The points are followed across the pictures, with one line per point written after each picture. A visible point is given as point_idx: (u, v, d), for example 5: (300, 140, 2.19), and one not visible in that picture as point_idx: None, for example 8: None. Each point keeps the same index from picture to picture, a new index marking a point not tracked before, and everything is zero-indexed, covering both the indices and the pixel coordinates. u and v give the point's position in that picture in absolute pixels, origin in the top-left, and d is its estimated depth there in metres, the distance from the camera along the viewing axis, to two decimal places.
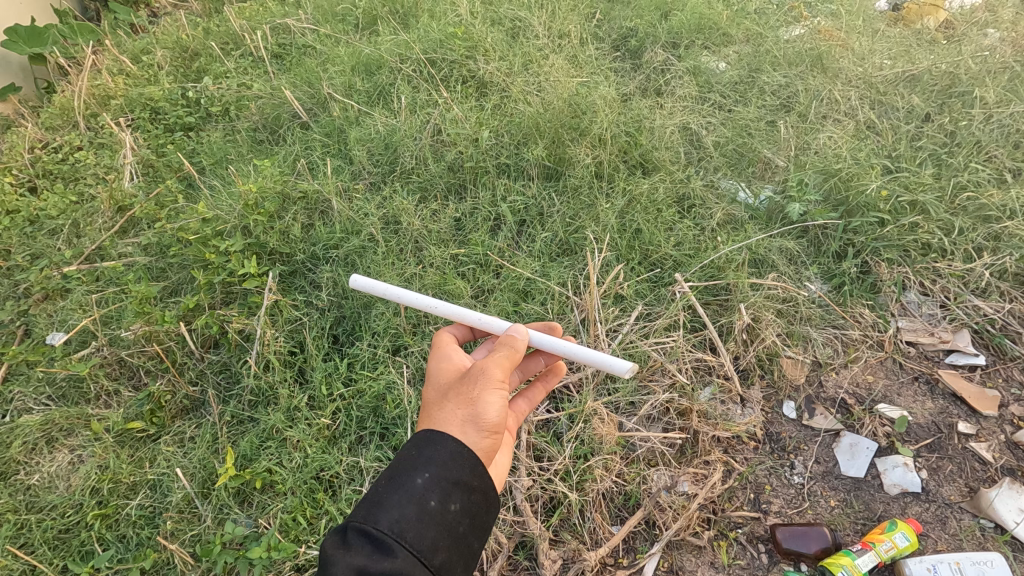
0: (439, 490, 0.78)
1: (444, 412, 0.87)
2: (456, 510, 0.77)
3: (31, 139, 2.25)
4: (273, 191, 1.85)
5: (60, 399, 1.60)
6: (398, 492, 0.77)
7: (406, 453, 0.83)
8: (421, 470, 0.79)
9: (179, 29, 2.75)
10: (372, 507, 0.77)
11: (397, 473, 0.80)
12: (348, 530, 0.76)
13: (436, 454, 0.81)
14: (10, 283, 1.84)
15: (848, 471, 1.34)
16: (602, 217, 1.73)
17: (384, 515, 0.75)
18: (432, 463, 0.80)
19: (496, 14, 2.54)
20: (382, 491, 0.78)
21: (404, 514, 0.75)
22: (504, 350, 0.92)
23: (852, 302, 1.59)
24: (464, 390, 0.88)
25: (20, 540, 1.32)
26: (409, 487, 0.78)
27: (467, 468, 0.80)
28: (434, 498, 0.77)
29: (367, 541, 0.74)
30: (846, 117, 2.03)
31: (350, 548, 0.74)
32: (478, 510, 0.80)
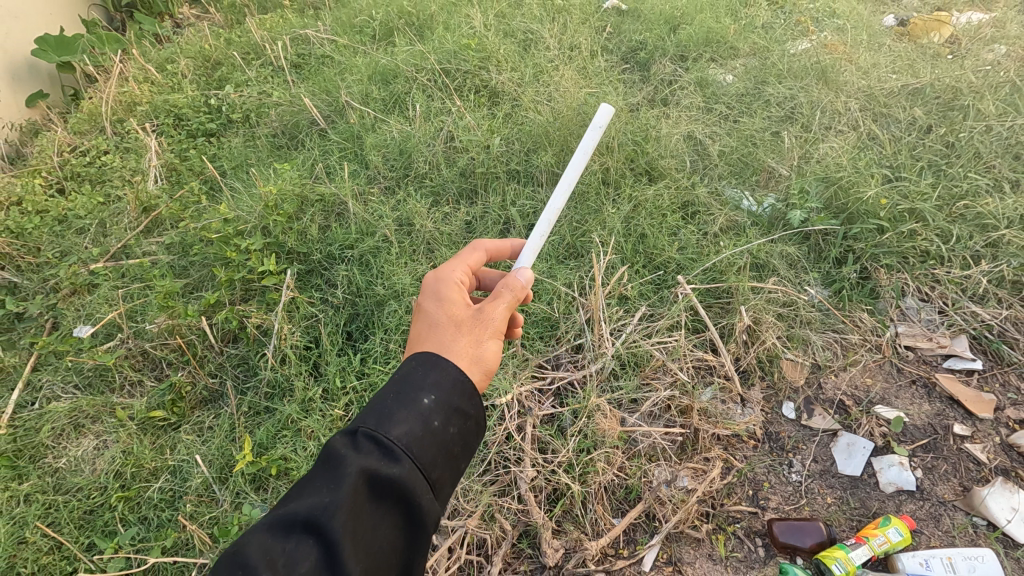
0: (443, 413, 0.80)
1: (455, 345, 0.88)
2: (454, 433, 0.80)
3: (61, 142, 2.36)
4: (293, 193, 1.93)
5: (86, 388, 1.67)
6: (406, 408, 0.78)
7: (411, 373, 0.83)
8: (428, 390, 0.81)
9: (202, 40, 2.86)
10: (380, 417, 0.78)
11: (405, 388, 0.81)
12: (355, 433, 0.76)
13: (441, 379, 0.82)
14: (40, 278, 1.92)
15: (845, 470, 1.38)
16: (608, 221, 1.79)
17: (394, 427, 0.76)
18: (438, 387, 0.81)
19: (509, 27, 2.63)
20: (389, 404, 0.79)
21: (411, 429, 0.77)
22: (516, 295, 0.93)
23: (852, 306, 1.63)
24: (474, 328, 0.90)
25: (47, 519, 1.39)
26: (416, 405, 0.79)
27: (467, 396, 0.83)
28: (438, 418, 0.79)
29: (376, 447, 0.75)
30: (848, 129, 2.07)
31: (358, 450, 0.75)
32: (471, 436, 0.83)
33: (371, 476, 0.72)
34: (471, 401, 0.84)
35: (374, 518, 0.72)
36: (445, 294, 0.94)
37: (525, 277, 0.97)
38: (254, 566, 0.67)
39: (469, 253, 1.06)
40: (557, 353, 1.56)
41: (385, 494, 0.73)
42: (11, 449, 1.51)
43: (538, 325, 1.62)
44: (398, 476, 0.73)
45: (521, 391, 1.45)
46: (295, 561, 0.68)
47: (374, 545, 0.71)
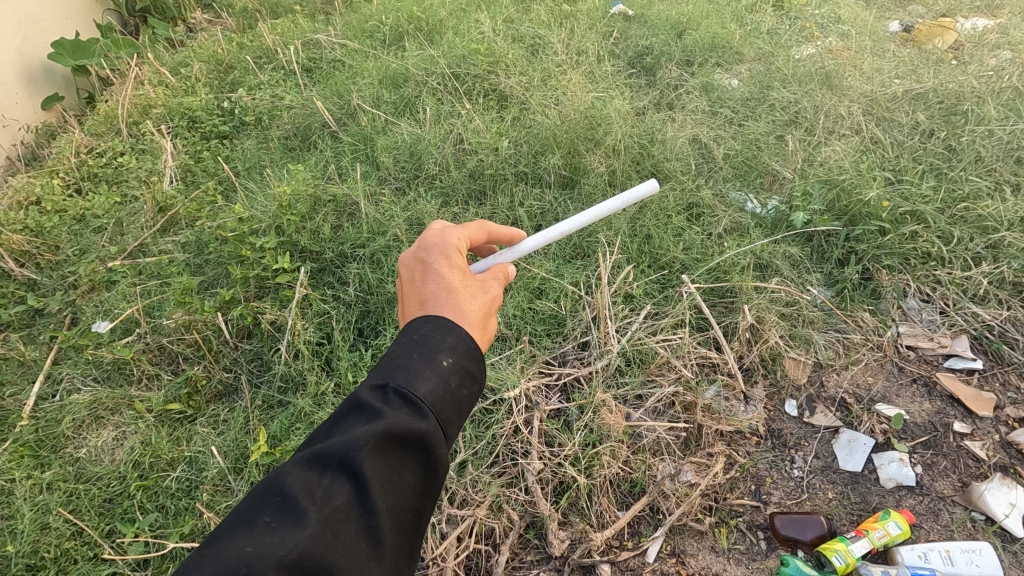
0: (459, 375, 0.84)
1: (472, 311, 0.95)
2: (467, 394, 0.85)
3: (78, 143, 2.41)
4: (306, 194, 1.98)
5: (104, 381, 1.71)
6: (429, 368, 0.82)
7: (435, 334, 0.87)
8: (446, 353, 0.85)
9: (216, 44, 2.92)
10: (408, 373, 0.81)
11: (426, 349, 0.85)
12: (385, 388, 0.80)
13: (457, 343, 0.87)
14: (60, 275, 1.97)
15: (846, 466, 1.40)
16: (614, 222, 1.83)
17: (420, 385, 0.80)
18: (454, 350, 0.86)
19: (517, 32, 2.68)
20: (414, 362, 0.83)
21: (435, 388, 0.81)
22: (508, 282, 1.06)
23: (853, 306, 1.66)
24: (483, 299, 0.98)
25: (69, 505, 1.43)
26: (438, 366, 0.83)
27: (479, 362, 0.89)
28: (455, 380, 0.84)
29: (404, 402, 0.79)
30: (851, 133, 2.11)
31: (387, 402, 0.78)
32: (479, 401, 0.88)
33: (403, 427, 0.75)
34: (480, 366, 0.89)
35: (400, 464, 0.75)
36: (456, 261, 0.99)
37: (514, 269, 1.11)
38: (292, 494, 0.69)
39: (470, 224, 1.11)
40: (563, 349, 1.60)
41: (412, 444, 0.76)
42: (33, 440, 1.56)
43: (545, 323, 1.66)
44: (424, 430, 0.77)
45: (529, 386, 1.49)
46: (331, 494, 0.70)
47: (399, 490, 0.75)
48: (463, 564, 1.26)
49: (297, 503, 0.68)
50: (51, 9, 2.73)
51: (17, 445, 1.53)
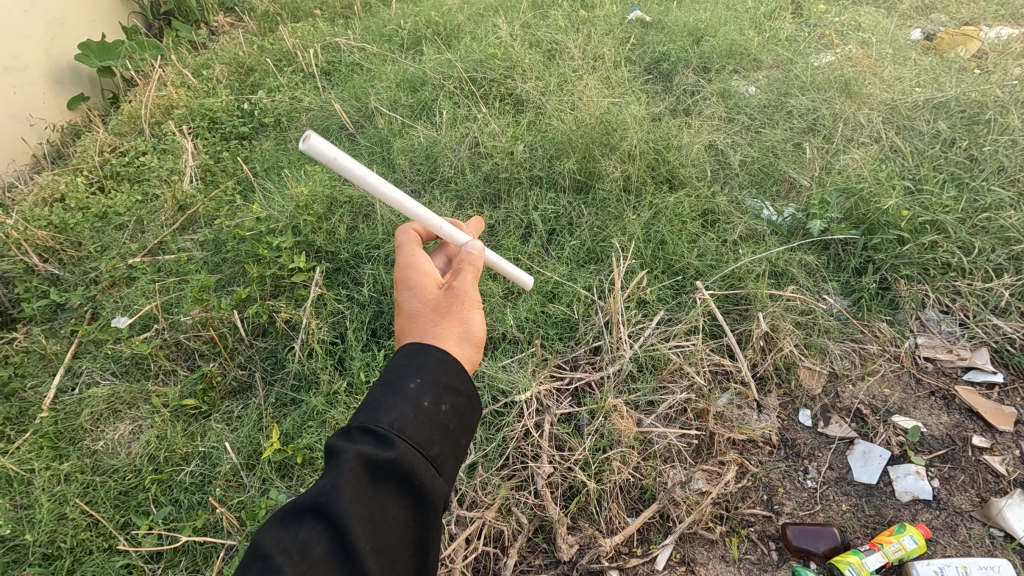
0: (431, 394, 0.86)
1: (438, 327, 0.97)
2: (448, 409, 0.86)
3: (102, 143, 2.46)
4: (323, 195, 2.01)
5: (123, 375, 1.74)
6: (394, 396, 0.85)
7: (402, 363, 0.91)
8: (414, 375, 0.88)
9: (237, 47, 2.98)
10: (373, 410, 0.84)
11: (393, 380, 0.88)
12: (351, 427, 0.81)
13: (425, 363, 0.90)
14: (82, 271, 2.02)
15: (861, 477, 1.38)
16: (628, 227, 1.82)
17: (384, 414, 0.82)
18: (422, 371, 0.89)
19: (534, 37, 2.70)
20: (381, 397, 0.85)
21: (402, 414, 0.82)
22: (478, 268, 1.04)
23: (870, 317, 1.64)
24: (452, 308, 0.99)
25: (86, 497, 1.46)
26: (405, 390, 0.86)
27: (455, 374, 0.91)
28: (427, 399, 0.85)
29: (370, 436, 0.80)
30: (871, 141, 2.08)
31: (353, 441, 0.79)
32: (466, 411, 0.89)
33: (368, 461, 0.76)
34: (461, 378, 0.91)
35: (379, 500, 0.76)
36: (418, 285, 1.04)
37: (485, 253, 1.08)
38: (270, 555, 0.71)
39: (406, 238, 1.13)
40: (575, 353, 1.59)
41: (386, 476, 0.77)
42: (52, 431, 1.59)
43: (558, 326, 1.65)
44: (395, 458, 0.77)
45: (540, 389, 1.48)
46: (308, 546, 0.72)
47: (384, 526, 0.75)
48: (470, 566, 1.26)
49: (275, 561, 0.70)
50: (78, 12, 2.79)
51: (38, 436, 1.57)
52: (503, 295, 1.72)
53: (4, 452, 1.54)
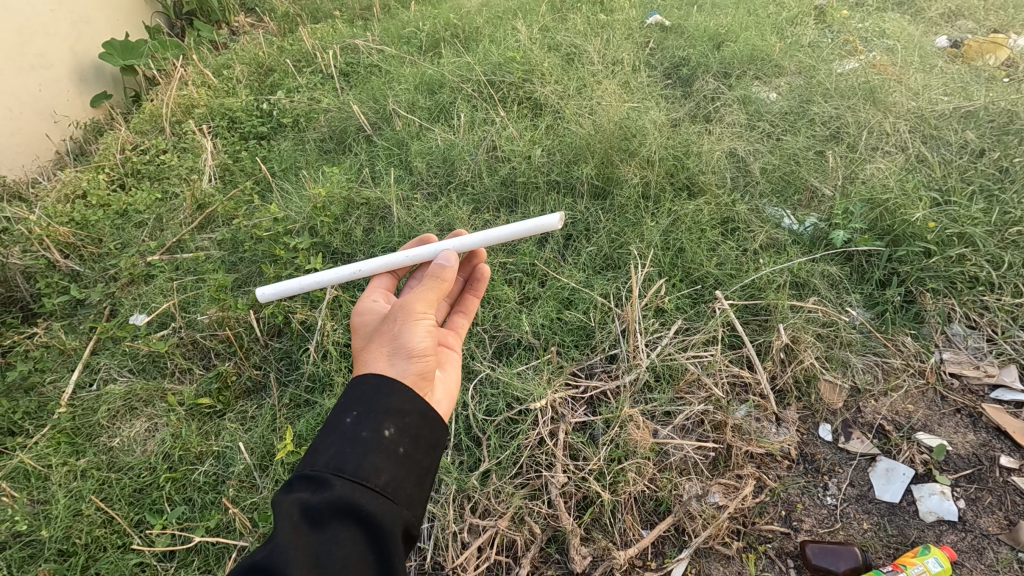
0: (368, 424, 0.92)
1: (371, 352, 1.03)
2: (390, 434, 0.91)
3: (124, 141, 2.48)
4: (340, 196, 2.02)
5: (139, 372, 1.76)
6: (332, 435, 0.91)
7: (341, 397, 0.98)
8: (349, 411, 0.94)
9: (257, 47, 3.00)
10: (313, 458, 0.90)
11: (331, 423, 0.94)
12: (290, 479, 0.87)
13: (361, 396, 0.96)
14: (101, 267, 2.04)
15: (883, 496, 1.35)
16: (646, 234, 1.80)
17: (321, 457, 0.89)
18: (357, 405, 0.94)
19: (553, 41, 2.69)
20: (321, 443, 0.91)
21: (339, 453, 0.88)
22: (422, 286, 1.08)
23: (894, 330, 1.60)
24: (388, 329, 1.05)
25: (101, 494, 1.46)
26: (342, 426, 0.92)
27: (394, 396, 0.96)
28: (365, 429, 0.91)
29: (309, 483, 0.86)
30: (896, 150, 2.04)
31: (293, 491, 0.85)
32: (413, 432, 0.94)
33: (306, 506, 0.82)
34: (401, 399, 0.95)
35: (326, 540, 0.80)
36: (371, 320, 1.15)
37: (441, 261, 1.12)
38: None
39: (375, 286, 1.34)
40: (591, 361, 1.57)
41: (327, 516, 0.82)
42: (70, 427, 1.61)
43: (574, 333, 1.63)
44: (334, 496, 0.82)
45: (555, 397, 1.46)
46: None
47: (336, 564, 0.79)
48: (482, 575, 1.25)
49: None
50: (103, 11, 2.83)
51: (55, 432, 1.58)
52: (518, 300, 1.71)
53: (22, 447, 1.56)
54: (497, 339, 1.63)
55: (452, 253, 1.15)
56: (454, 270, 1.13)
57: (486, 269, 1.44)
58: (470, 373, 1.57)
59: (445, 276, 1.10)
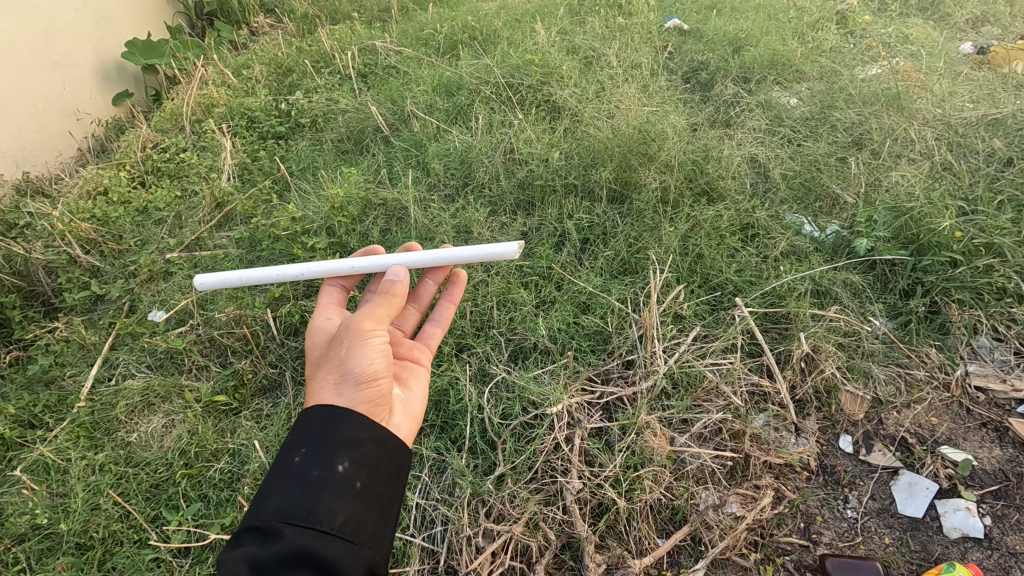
0: (318, 464, 0.96)
1: (320, 380, 1.08)
2: (342, 470, 0.97)
3: (144, 139, 2.51)
4: (358, 197, 2.04)
5: (157, 369, 1.77)
6: (281, 479, 0.95)
7: (289, 435, 1.02)
8: (298, 450, 0.99)
9: (276, 48, 3.03)
10: (260, 507, 0.93)
11: (278, 469, 0.97)
12: (237, 533, 0.90)
13: (309, 436, 1.00)
14: (121, 264, 2.06)
15: (905, 510, 1.33)
16: (665, 239, 1.78)
17: (269, 505, 0.92)
18: (305, 444, 0.99)
19: (571, 44, 2.68)
20: (268, 490, 0.95)
21: (289, 499, 0.92)
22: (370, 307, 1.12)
23: (918, 341, 1.57)
24: (335, 354, 1.09)
25: (119, 488, 1.48)
26: (292, 468, 0.96)
27: (346, 430, 1.01)
28: (315, 469, 0.96)
29: (258, 535, 0.88)
30: (921, 158, 2.01)
31: (241, 545, 0.88)
32: (366, 466, 1.00)
33: (255, 561, 0.84)
34: (353, 431, 1.01)
35: None
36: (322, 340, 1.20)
37: (391, 275, 1.17)
38: None
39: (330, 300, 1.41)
40: (607, 366, 1.55)
41: (278, 567, 0.84)
42: (88, 421, 1.62)
43: (590, 338, 1.61)
44: (287, 544, 0.86)
45: (572, 402, 1.44)
46: None
47: None
48: None
49: None
50: (125, 11, 2.87)
51: (74, 426, 1.60)
52: (534, 304, 1.70)
53: (43, 440, 1.59)
54: (513, 343, 1.62)
55: (403, 267, 1.20)
56: (404, 284, 1.18)
57: (458, 279, 1.48)
58: (485, 375, 1.56)
59: (396, 292, 1.15)
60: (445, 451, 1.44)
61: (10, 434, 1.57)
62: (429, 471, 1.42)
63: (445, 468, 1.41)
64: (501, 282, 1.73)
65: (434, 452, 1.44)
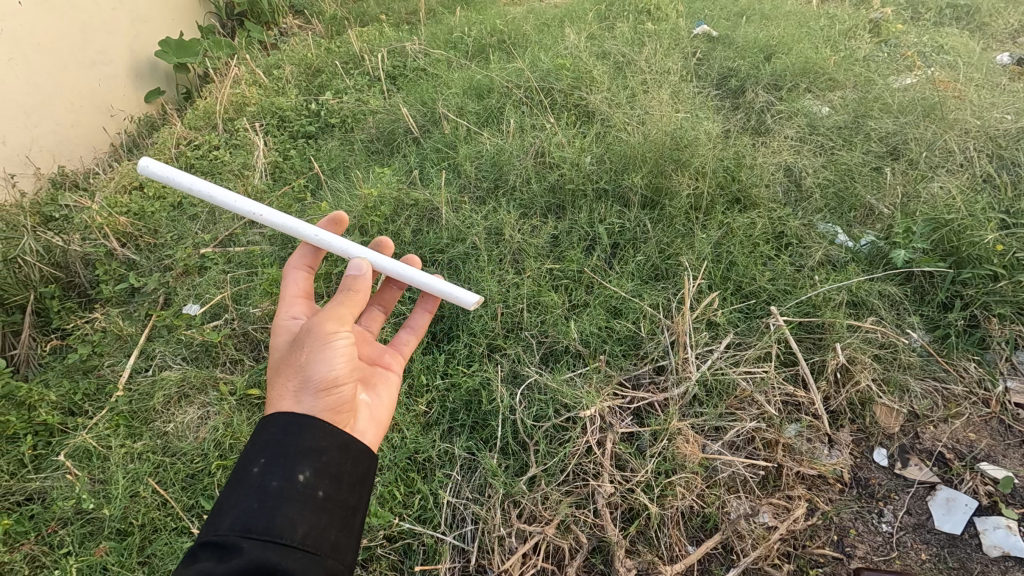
0: (279, 473, 0.92)
1: (279, 387, 1.04)
2: (304, 479, 0.92)
3: (179, 136, 2.57)
4: (390, 197, 2.06)
5: (192, 361, 1.81)
6: (239, 491, 0.90)
7: (248, 444, 0.97)
8: (256, 460, 0.94)
9: (307, 49, 3.08)
10: (213, 523, 0.87)
11: (234, 480, 0.92)
12: (191, 549, 0.83)
13: (268, 445, 0.96)
14: (157, 257, 2.11)
15: (943, 526, 1.31)
16: (697, 246, 1.78)
17: (225, 519, 0.87)
18: (264, 453, 0.94)
19: (601, 49, 2.69)
20: (223, 504, 0.89)
21: (246, 511, 0.87)
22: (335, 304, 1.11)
23: (957, 355, 1.55)
24: (294, 359, 1.07)
25: (157, 477, 1.51)
26: (250, 479, 0.91)
27: (308, 436, 0.97)
28: (274, 478, 0.91)
29: (212, 551, 0.82)
30: (960, 169, 1.99)
31: (196, 562, 0.81)
32: (329, 473, 0.96)
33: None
34: (315, 437, 0.97)
35: None
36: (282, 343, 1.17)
37: (354, 271, 1.16)
38: None
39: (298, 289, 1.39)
40: (638, 371, 1.55)
41: None
42: (127, 410, 1.66)
43: (622, 343, 1.61)
44: (246, 559, 0.81)
45: (605, 406, 1.44)
46: None
47: None
48: None
49: None
50: (159, 11, 2.94)
51: (114, 414, 1.64)
52: (566, 307, 1.70)
53: (82, 427, 1.63)
54: (544, 345, 1.63)
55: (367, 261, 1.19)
56: (368, 280, 1.17)
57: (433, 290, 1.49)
58: (517, 377, 1.57)
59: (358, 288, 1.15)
60: (477, 451, 1.45)
61: (53, 420, 1.61)
62: (461, 469, 1.43)
63: (477, 468, 1.42)
64: (533, 285, 1.73)
65: (466, 452, 1.45)
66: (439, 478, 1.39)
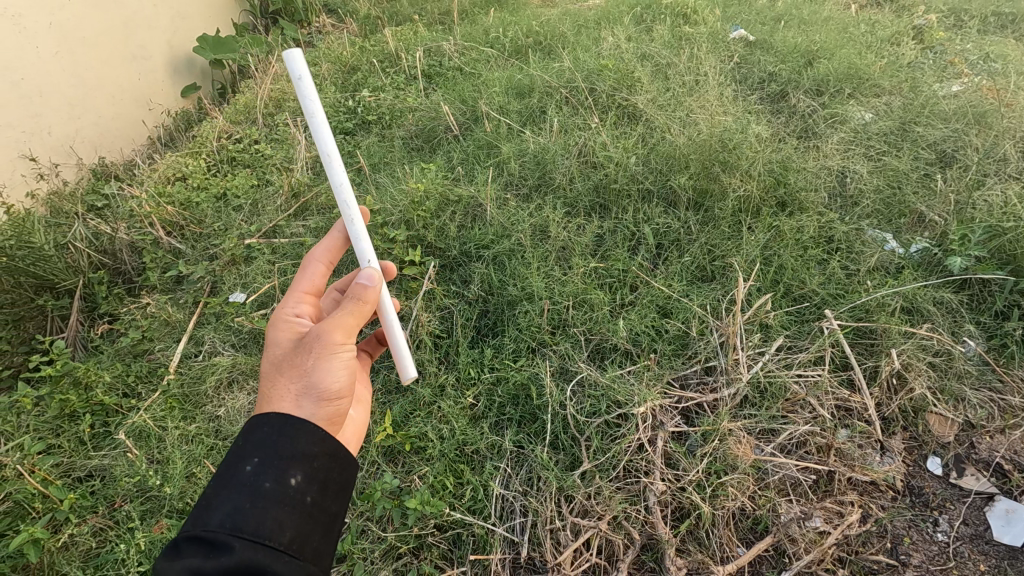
0: (271, 473, 0.89)
1: (278, 387, 1.00)
2: (296, 483, 0.90)
3: (222, 130, 2.61)
4: (436, 192, 2.07)
5: (241, 348, 1.84)
6: (230, 488, 0.87)
7: (239, 440, 0.93)
8: (249, 457, 0.90)
9: (347, 46, 3.12)
10: (200, 516, 0.84)
11: (223, 473, 0.89)
12: (177, 542, 0.81)
13: (264, 442, 0.92)
14: (203, 247, 2.15)
15: (1003, 538, 1.29)
16: (745, 248, 1.77)
17: (216, 514, 0.84)
18: (259, 451, 0.91)
19: (640, 52, 2.69)
20: (210, 496, 0.87)
21: (236, 508, 0.85)
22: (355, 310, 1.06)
23: (1015, 365, 1.52)
24: (297, 362, 1.02)
25: (211, 458, 1.54)
26: (242, 477, 0.88)
27: (303, 439, 0.94)
28: (268, 479, 0.88)
29: (200, 546, 0.81)
30: (1016, 177, 1.95)
31: (181, 557, 0.79)
32: (319, 477, 0.93)
33: None
34: (310, 441, 0.94)
35: None
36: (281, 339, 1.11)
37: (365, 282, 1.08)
38: None
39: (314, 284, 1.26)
40: (687, 371, 1.55)
41: None
42: (179, 394, 1.69)
43: (672, 343, 1.61)
44: (236, 560, 0.79)
45: (656, 403, 1.45)
46: None
47: None
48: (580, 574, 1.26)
49: None
50: (197, 8, 3.01)
51: (167, 397, 1.67)
52: (612, 306, 1.70)
53: (138, 408, 1.67)
54: (592, 343, 1.63)
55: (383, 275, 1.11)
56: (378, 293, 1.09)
57: None
58: (565, 373, 1.57)
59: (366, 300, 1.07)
60: (526, 445, 1.46)
61: (108, 401, 1.65)
62: (509, 462, 1.44)
63: (529, 460, 1.43)
64: (579, 282, 1.73)
65: (515, 445, 1.46)
66: (489, 470, 1.41)
